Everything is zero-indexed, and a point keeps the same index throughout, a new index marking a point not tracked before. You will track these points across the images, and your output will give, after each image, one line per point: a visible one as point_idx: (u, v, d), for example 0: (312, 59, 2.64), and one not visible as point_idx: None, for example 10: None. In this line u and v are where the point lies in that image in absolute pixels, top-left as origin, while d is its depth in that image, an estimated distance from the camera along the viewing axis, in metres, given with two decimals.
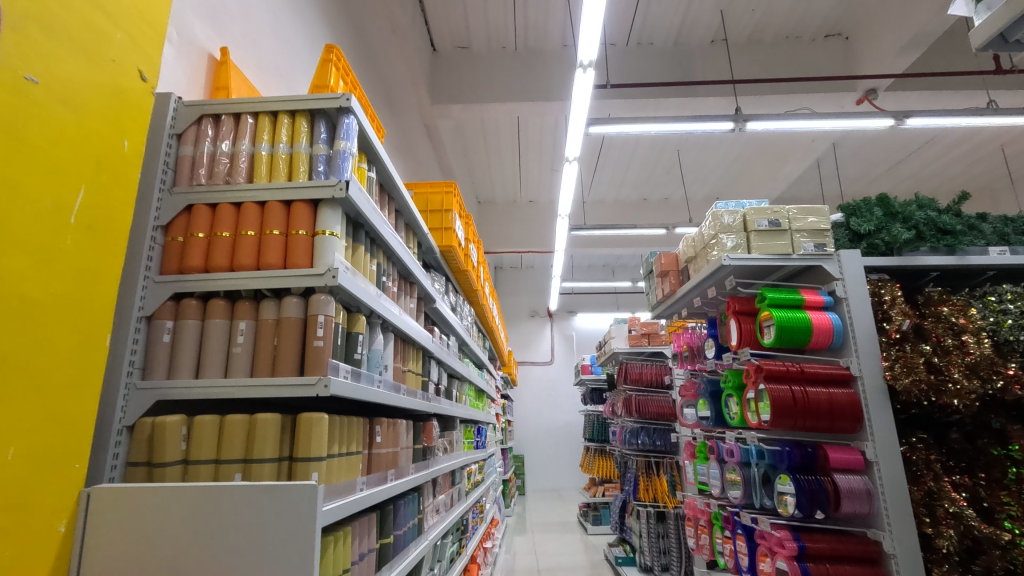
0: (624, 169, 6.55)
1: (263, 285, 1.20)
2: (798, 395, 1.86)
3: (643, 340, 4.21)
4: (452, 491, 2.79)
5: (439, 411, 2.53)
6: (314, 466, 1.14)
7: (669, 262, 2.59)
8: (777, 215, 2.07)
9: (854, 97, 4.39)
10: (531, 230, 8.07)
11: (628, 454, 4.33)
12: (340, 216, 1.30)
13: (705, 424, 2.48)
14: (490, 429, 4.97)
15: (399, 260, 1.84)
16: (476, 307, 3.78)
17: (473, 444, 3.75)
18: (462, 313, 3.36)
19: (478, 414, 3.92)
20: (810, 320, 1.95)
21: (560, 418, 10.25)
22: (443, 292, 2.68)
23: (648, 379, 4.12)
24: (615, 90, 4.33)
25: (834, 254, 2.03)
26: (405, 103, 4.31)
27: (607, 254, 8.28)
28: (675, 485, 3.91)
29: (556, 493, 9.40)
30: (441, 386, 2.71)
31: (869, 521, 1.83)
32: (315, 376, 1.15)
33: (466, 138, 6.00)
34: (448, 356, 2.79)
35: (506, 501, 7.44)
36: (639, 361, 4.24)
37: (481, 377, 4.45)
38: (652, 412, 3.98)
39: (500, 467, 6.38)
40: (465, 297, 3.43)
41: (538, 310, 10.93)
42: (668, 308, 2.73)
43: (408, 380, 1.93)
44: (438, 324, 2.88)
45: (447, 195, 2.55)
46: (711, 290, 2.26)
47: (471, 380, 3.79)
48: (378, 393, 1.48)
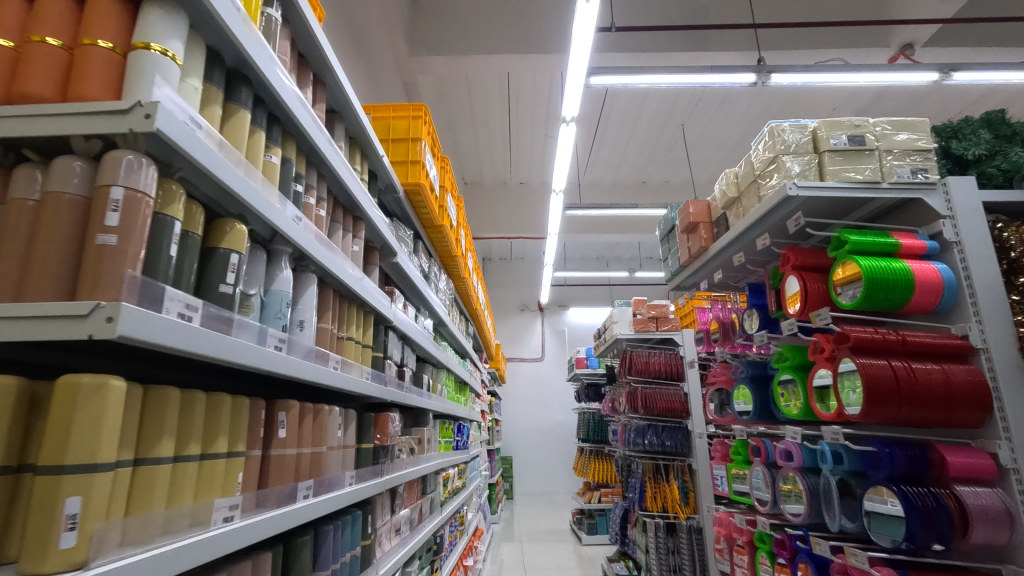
0: (625, 140, 6.07)
1: (10, 132, 0.63)
2: (901, 373, 1.31)
3: (651, 325, 3.67)
4: (420, 504, 2.21)
5: (403, 400, 1.95)
6: (68, 487, 0.55)
7: (699, 212, 2.03)
8: (860, 131, 1.52)
9: (888, 52, 3.89)
10: (521, 214, 7.50)
11: (631, 457, 3.78)
12: (185, 31, 0.74)
13: (745, 420, 1.93)
14: (474, 428, 4.40)
15: (330, 173, 1.26)
16: (456, 280, 3.21)
17: (453, 445, 3.18)
18: (440, 285, 2.79)
19: (459, 409, 3.35)
20: (911, 272, 1.39)
21: (551, 417, 9.70)
22: (410, 250, 2.10)
23: (655, 369, 3.58)
24: (620, 39, 3.78)
25: (939, 183, 1.47)
26: (378, 50, 3.72)
27: (603, 242, 7.75)
28: (688, 492, 3.37)
29: (547, 498, 8.84)
30: (407, 370, 2.12)
31: (1004, 555, 1.27)
32: (93, 303, 0.57)
33: (450, 100, 5.40)
34: (417, 334, 2.22)
35: (493, 508, 6.86)
36: (646, 349, 3.70)
37: (464, 368, 3.89)
38: (659, 408, 3.43)
39: (486, 471, 5.80)
40: (442, 266, 2.84)
41: (528, 304, 10.39)
42: (695, 273, 2.17)
43: (347, 353, 1.35)
44: (405, 293, 2.30)
45: (415, 120, 1.96)
46: (761, 240, 1.70)
47: (451, 371, 3.22)
48: (272, 358, 0.90)
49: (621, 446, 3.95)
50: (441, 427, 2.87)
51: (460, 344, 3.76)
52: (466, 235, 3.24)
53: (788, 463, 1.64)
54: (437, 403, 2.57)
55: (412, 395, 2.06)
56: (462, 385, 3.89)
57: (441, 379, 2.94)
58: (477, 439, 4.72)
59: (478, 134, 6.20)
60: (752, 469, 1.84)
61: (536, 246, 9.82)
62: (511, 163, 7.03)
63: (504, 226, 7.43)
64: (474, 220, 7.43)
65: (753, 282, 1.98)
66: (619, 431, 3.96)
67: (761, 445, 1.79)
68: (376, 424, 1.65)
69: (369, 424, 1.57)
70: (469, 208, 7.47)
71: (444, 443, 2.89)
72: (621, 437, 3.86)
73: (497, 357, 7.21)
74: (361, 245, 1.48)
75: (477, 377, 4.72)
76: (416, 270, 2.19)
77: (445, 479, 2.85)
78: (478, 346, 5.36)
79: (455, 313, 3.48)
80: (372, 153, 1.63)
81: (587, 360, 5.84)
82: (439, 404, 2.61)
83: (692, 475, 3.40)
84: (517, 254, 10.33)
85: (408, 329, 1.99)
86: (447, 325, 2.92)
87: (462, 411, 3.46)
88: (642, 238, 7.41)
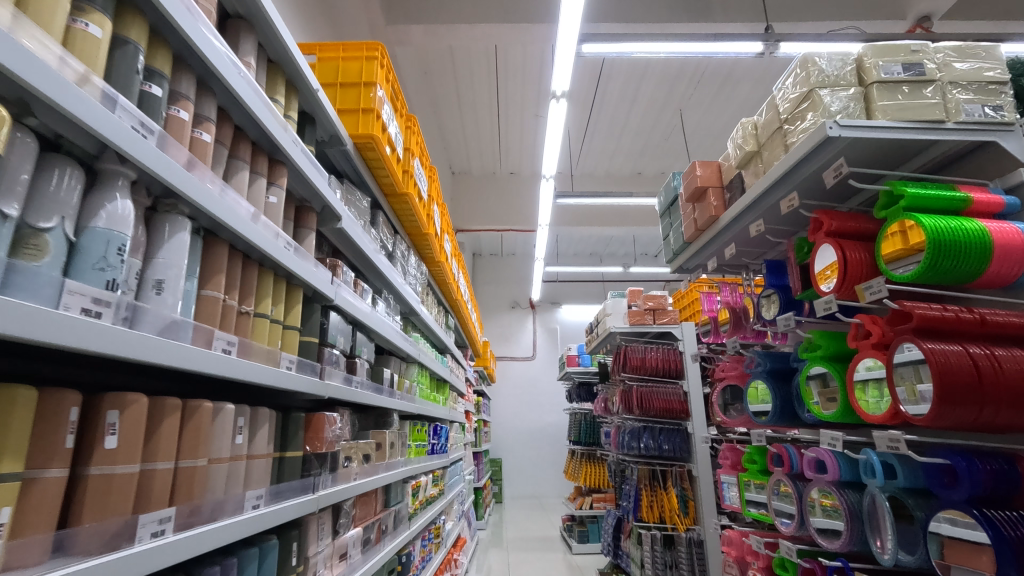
0: (620, 129, 5.94)
1: None
2: (984, 363, 0.99)
3: (648, 318, 3.36)
4: (380, 520, 1.89)
5: (354, 398, 1.62)
6: None
7: (708, 174, 1.70)
8: (915, 60, 1.20)
9: (902, 27, 3.63)
10: (511, 205, 7.19)
11: (625, 461, 3.46)
12: None
13: (762, 422, 1.62)
14: (456, 429, 4.08)
15: (220, 87, 0.95)
16: (430, 263, 2.89)
17: (427, 448, 2.86)
18: (409, 268, 2.47)
19: (436, 409, 3.02)
20: (988, 233, 1.08)
21: (542, 418, 9.38)
22: (365, 219, 1.78)
23: (652, 367, 3.28)
24: (616, 7, 3.50)
25: (1018, 123, 1.16)
26: (352, 16, 3.43)
27: (596, 236, 7.45)
28: (688, 500, 3.06)
29: (537, 502, 8.52)
30: (363, 362, 1.81)
31: None
32: None
33: (429, 65, 5.10)
34: (376, 319, 1.90)
35: (479, 513, 6.52)
36: (642, 343, 3.39)
37: (443, 364, 3.57)
38: (657, 408, 3.16)
39: (471, 476, 5.47)
40: (412, 244, 2.53)
41: (519, 302, 10.08)
42: (701, 250, 1.85)
43: (254, 335, 1.04)
44: (364, 272, 1.99)
45: (369, 63, 1.63)
46: (786, 202, 1.39)
47: (426, 367, 2.90)
48: (77, 326, 0.57)
49: (613, 449, 3.64)
50: (411, 428, 2.55)
51: (438, 337, 3.44)
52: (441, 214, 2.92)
53: (821, 475, 1.33)
54: (405, 401, 2.25)
55: (367, 391, 1.74)
56: (441, 381, 3.57)
57: (413, 375, 2.61)
58: (459, 441, 4.39)
59: (463, 111, 5.90)
60: (771, 481, 1.54)
61: (527, 242, 9.52)
62: (501, 150, 6.75)
63: (493, 219, 7.10)
64: (462, 211, 7.10)
65: (771, 259, 1.67)
66: (612, 432, 3.63)
67: (783, 451, 1.48)
68: (307, 425, 1.32)
69: (296, 428, 1.25)
70: (456, 199, 7.14)
71: (415, 446, 2.56)
72: (614, 438, 3.59)
73: (485, 355, 6.90)
74: (283, 195, 1.15)
75: (459, 375, 4.39)
76: (374, 245, 1.86)
77: (415, 489, 2.52)
78: (461, 341, 5.03)
79: (431, 302, 3.16)
80: (304, 87, 1.30)
81: (579, 358, 5.52)
82: (407, 402, 2.28)
83: (692, 482, 3.09)
84: (508, 249, 10.05)
85: (359, 312, 1.67)
86: (419, 314, 2.60)
87: (439, 411, 3.14)
88: (637, 232, 7.12)
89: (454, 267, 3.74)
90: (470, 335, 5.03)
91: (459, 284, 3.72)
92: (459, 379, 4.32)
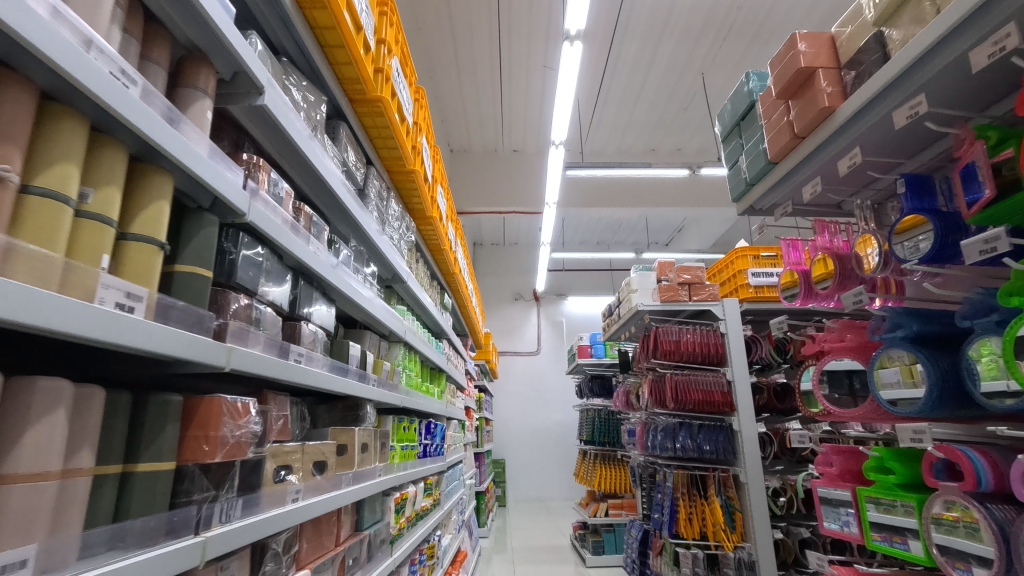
0: (633, 98, 5.47)
1: None
2: None
3: (683, 295, 2.82)
4: (343, 552, 1.35)
5: (295, 377, 1.08)
6: None
7: (816, 52, 1.18)
8: None
9: None
10: (515, 184, 6.65)
11: (653, 463, 2.93)
12: None
13: (907, 413, 1.09)
14: (454, 427, 3.54)
15: None
16: (419, 218, 2.40)
17: (417, 451, 2.32)
18: (386, 219, 1.98)
19: (428, 403, 2.50)
20: None
21: (547, 416, 8.85)
22: (317, 123, 1.28)
23: (688, 352, 2.75)
24: None
25: None
26: None
27: (606, 219, 6.94)
28: (733, 511, 2.55)
29: (543, 505, 7.99)
30: (315, 332, 1.26)
31: None
32: None
33: (421, 10, 4.56)
34: (340, 274, 1.39)
35: (482, 519, 5.98)
36: (675, 324, 2.85)
37: (440, 352, 3.05)
38: (696, 400, 2.64)
39: (472, 479, 4.94)
40: (396, 185, 2.06)
41: (523, 293, 9.54)
42: (792, 173, 1.33)
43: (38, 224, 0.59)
44: (322, 208, 1.48)
45: None
46: (988, 47, 0.84)
47: (415, 352, 2.36)
48: None
49: (639, 451, 3.12)
50: (395, 426, 2.02)
51: (431, 316, 2.92)
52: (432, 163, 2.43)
53: None
54: (384, 391, 1.71)
55: (320, 374, 1.20)
56: (435, 371, 3.04)
57: (400, 361, 2.06)
58: (458, 442, 3.84)
59: (462, 69, 5.38)
60: (925, 506, 1.02)
61: (531, 229, 9.00)
62: (503, 123, 6.26)
63: (494, 200, 6.56)
64: (462, 192, 6.56)
65: (909, 173, 1.14)
66: (638, 431, 3.11)
67: (960, 459, 0.96)
68: (184, 419, 0.79)
69: (157, 415, 0.74)
70: (454, 179, 6.60)
71: (400, 447, 2.02)
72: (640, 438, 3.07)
73: (488, 347, 6.37)
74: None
75: (458, 366, 3.85)
76: (333, 166, 1.36)
77: (401, 502, 1.97)
78: (459, 328, 4.50)
79: (421, 273, 2.66)
80: None
81: (592, 348, 5.00)
82: (388, 392, 1.75)
83: (738, 489, 2.58)
84: (511, 238, 9.54)
85: (307, 255, 1.14)
86: (405, 280, 2.10)
87: (433, 404, 2.63)
88: (649, 214, 6.62)
89: (450, 237, 3.22)
90: (470, 324, 4.50)
91: (456, 257, 3.21)
92: (458, 371, 3.77)
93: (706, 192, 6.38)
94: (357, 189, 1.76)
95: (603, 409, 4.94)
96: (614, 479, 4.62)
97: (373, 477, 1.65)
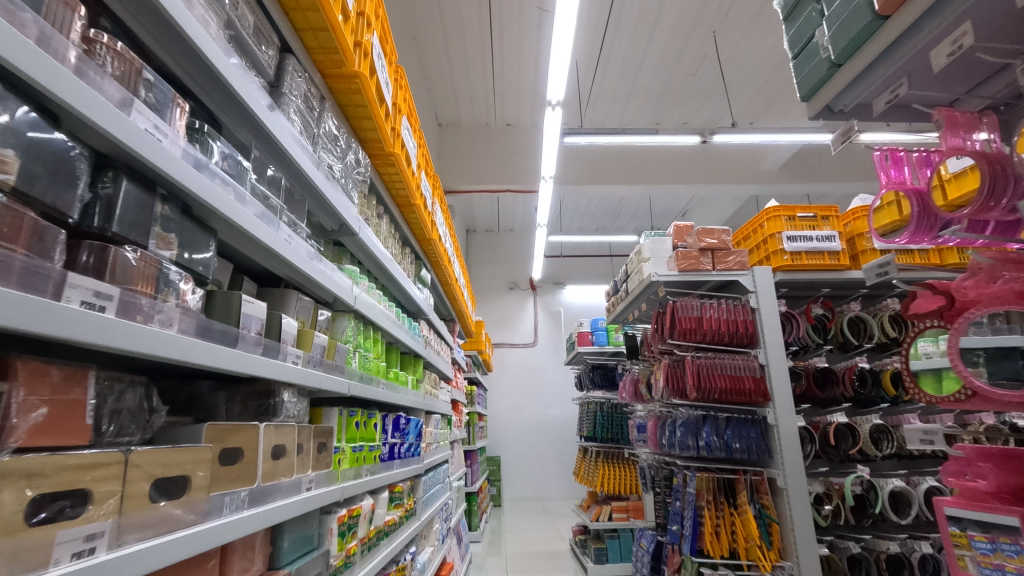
0: (636, 64, 5.00)
1: None
2: None
3: (706, 264, 2.34)
4: None
5: (83, 342, 0.61)
6: None
7: None
8: None
9: None
10: (509, 160, 6.16)
11: (671, 465, 2.47)
12: None
13: None
14: (437, 422, 3.09)
15: None
16: (374, 154, 1.92)
17: (379, 454, 1.86)
18: (316, 142, 1.51)
19: (395, 395, 2.03)
20: None
21: (544, 411, 8.41)
22: None
23: (712, 331, 2.28)
24: None
25: None
26: None
27: (606, 200, 6.48)
28: (768, 523, 2.10)
29: (539, 506, 7.55)
30: (152, 266, 0.78)
31: None
32: None
33: None
34: (221, 189, 0.92)
35: (474, 523, 5.53)
36: (694, 298, 2.35)
37: (416, 336, 2.59)
38: (722, 388, 2.18)
39: (462, 479, 4.50)
40: (330, 96, 1.57)
41: (518, 283, 9.08)
42: (904, 32, 1.13)
43: None
44: (196, 89, 1.00)
45: None
46: None
47: (375, 327, 1.88)
48: None
49: (652, 450, 2.66)
50: (341, 423, 1.55)
51: (399, 290, 2.45)
52: (391, 85, 1.96)
53: None
54: (314, 372, 1.24)
55: (160, 336, 0.73)
56: (408, 356, 2.56)
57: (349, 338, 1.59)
58: (443, 440, 3.39)
59: (449, 30, 4.89)
60: None
61: (527, 214, 8.53)
62: (495, 93, 5.78)
63: (486, 177, 6.08)
64: (451, 169, 6.08)
65: None
66: (650, 425, 2.66)
67: None
68: None
69: None
70: (443, 155, 6.12)
71: (349, 450, 1.55)
72: (653, 434, 2.62)
73: (480, 337, 5.91)
74: None
75: (441, 353, 3.38)
76: (204, 22, 0.89)
77: (351, 522, 1.50)
78: (445, 313, 4.03)
79: (385, 233, 2.19)
80: None
81: (593, 336, 4.55)
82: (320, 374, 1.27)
83: (774, 496, 2.13)
84: (506, 224, 9.08)
85: (120, 128, 0.68)
86: (355, 229, 1.65)
87: (404, 396, 2.16)
88: (653, 193, 6.16)
89: (426, 198, 2.75)
90: (458, 308, 4.04)
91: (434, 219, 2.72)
92: (442, 358, 3.31)
93: (714, 169, 5.92)
94: (266, 89, 1.30)
95: (606, 403, 4.51)
96: (618, 478, 4.18)
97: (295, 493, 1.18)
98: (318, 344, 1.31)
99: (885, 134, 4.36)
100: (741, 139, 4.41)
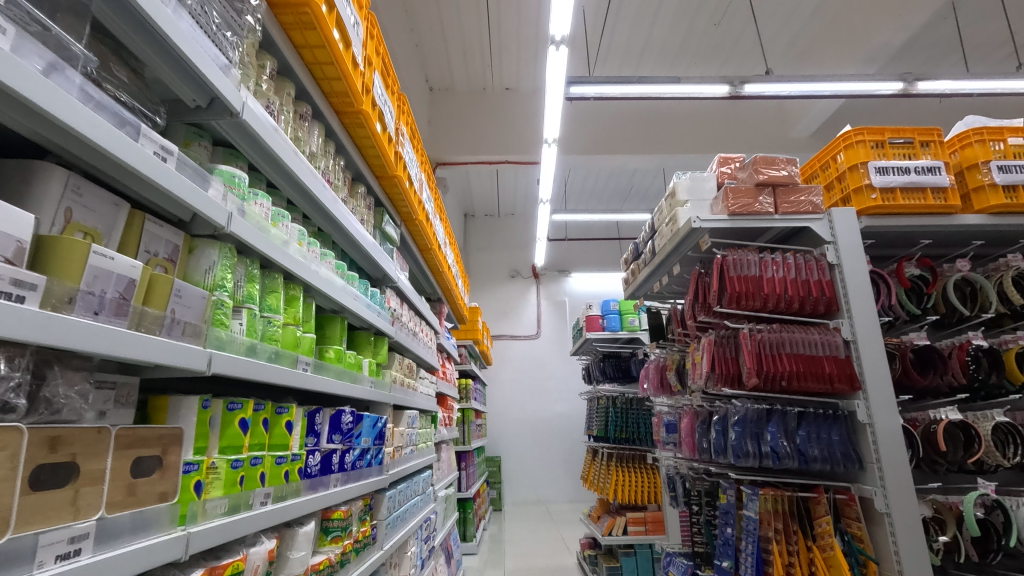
0: (652, 11, 4.36)
1: None
2: None
3: (766, 205, 1.72)
4: None
5: None
6: None
7: None
8: None
9: None
10: (508, 129, 5.54)
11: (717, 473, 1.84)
12: None
13: None
14: (415, 419, 2.49)
15: None
16: (280, 4, 1.31)
17: (302, 468, 1.27)
18: None
19: (334, 384, 1.44)
20: None
21: (549, 407, 7.82)
22: None
23: (775, 294, 1.67)
24: None
25: None
26: None
27: (616, 172, 5.87)
28: (861, 561, 1.51)
29: (544, 510, 6.97)
30: None
31: None
32: None
33: None
34: None
35: (469, 532, 4.95)
36: (751, 249, 1.73)
37: (380, 309, 1.96)
38: (791, 373, 1.60)
39: (452, 483, 3.92)
40: None
41: (520, 270, 8.47)
42: None
43: None
44: None
45: None
46: None
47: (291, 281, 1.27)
48: None
49: (688, 457, 2.06)
50: (205, 423, 0.95)
51: (352, 243, 1.83)
52: None
53: None
54: (72, 322, 0.69)
55: None
56: (361, 331, 1.91)
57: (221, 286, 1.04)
58: (424, 441, 2.79)
59: None
60: None
61: (529, 195, 7.93)
62: (492, 53, 5.14)
63: (482, 147, 5.47)
64: (443, 139, 5.47)
65: None
66: (684, 425, 2.05)
67: None
68: None
69: None
70: (434, 123, 5.50)
71: (225, 468, 0.96)
72: (690, 436, 2.01)
73: (476, 325, 5.31)
74: None
75: (423, 338, 2.75)
76: None
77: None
78: (431, 294, 3.39)
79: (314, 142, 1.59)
80: None
81: (603, 320, 3.93)
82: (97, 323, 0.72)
83: (868, 524, 1.56)
84: (506, 207, 8.48)
85: None
86: (223, 100, 1.05)
87: (350, 385, 1.56)
88: (668, 164, 5.55)
89: (391, 123, 2.17)
90: (450, 288, 3.40)
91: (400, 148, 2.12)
92: (422, 343, 2.71)
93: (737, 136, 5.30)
94: None
95: (619, 398, 3.84)
96: (634, 488, 3.57)
97: (19, 565, 0.61)
98: (98, 270, 0.77)
99: (946, 82, 3.72)
100: (776, 89, 3.78)
